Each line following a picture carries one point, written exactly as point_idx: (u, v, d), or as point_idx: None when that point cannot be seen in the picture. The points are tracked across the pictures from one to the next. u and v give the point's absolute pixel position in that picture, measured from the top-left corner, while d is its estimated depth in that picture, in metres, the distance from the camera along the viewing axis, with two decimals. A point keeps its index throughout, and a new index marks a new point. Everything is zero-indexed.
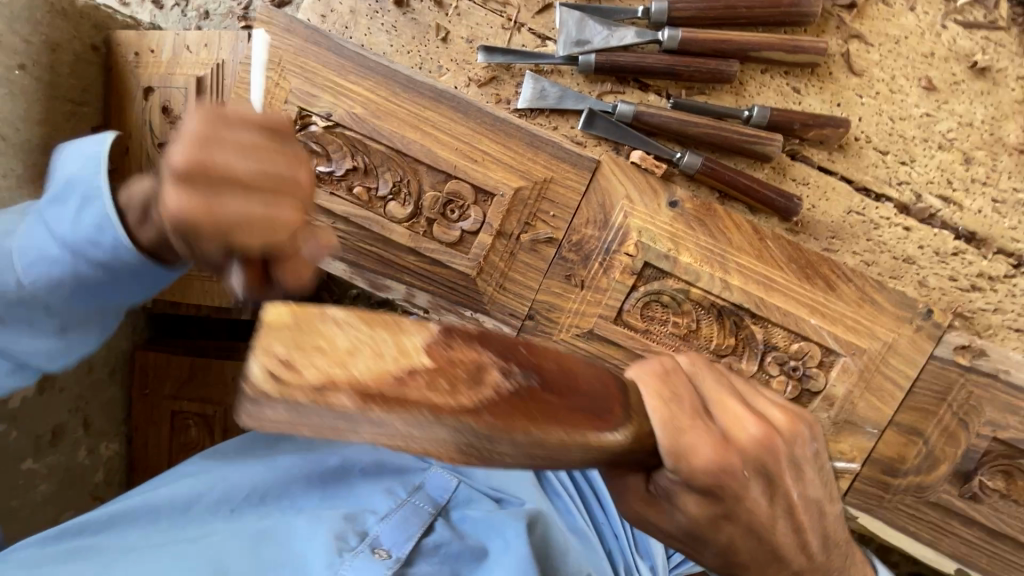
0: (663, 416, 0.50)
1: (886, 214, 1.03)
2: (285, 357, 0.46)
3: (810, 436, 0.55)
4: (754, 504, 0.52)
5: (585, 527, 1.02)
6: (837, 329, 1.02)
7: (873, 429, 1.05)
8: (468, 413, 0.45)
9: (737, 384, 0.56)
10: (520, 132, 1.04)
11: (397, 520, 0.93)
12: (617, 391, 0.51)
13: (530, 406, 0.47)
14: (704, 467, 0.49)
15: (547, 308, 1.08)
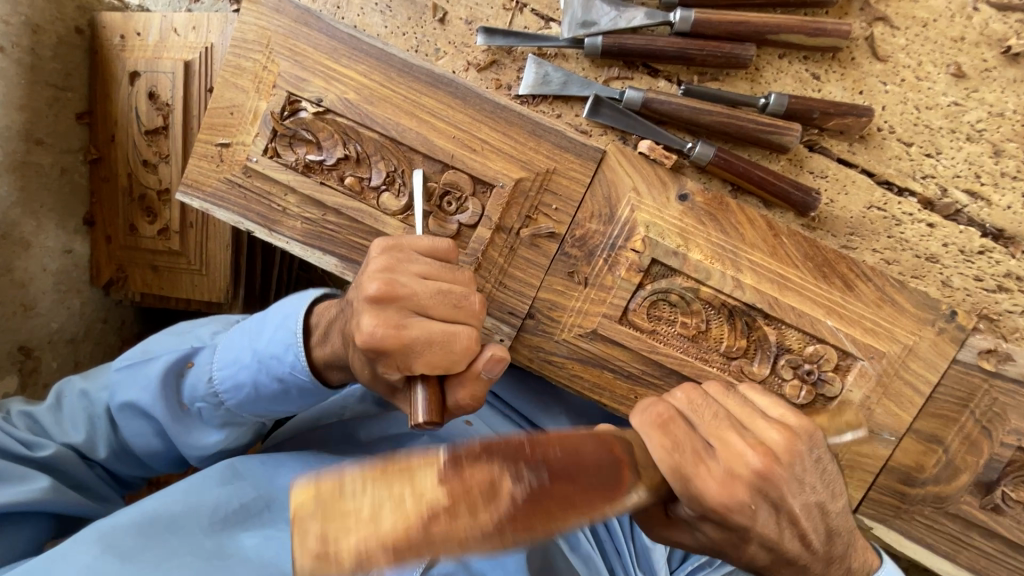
0: (666, 461, 0.59)
1: (909, 210, 0.97)
2: (320, 546, 0.46)
3: (807, 446, 0.64)
4: (773, 528, 0.63)
5: (588, 549, 1.03)
6: (854, 331, 0.97)
7: (890, 437, 1.00)
8: (494, 533, 0.48)
9: (731, 408, 0.65)
10: (521, 120, 0.98)
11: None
12: (622, 456, 0.58)
13: (548, 505, 0.51)
14: (712, 502, 0.59)
15: (548, 306, 1.03)
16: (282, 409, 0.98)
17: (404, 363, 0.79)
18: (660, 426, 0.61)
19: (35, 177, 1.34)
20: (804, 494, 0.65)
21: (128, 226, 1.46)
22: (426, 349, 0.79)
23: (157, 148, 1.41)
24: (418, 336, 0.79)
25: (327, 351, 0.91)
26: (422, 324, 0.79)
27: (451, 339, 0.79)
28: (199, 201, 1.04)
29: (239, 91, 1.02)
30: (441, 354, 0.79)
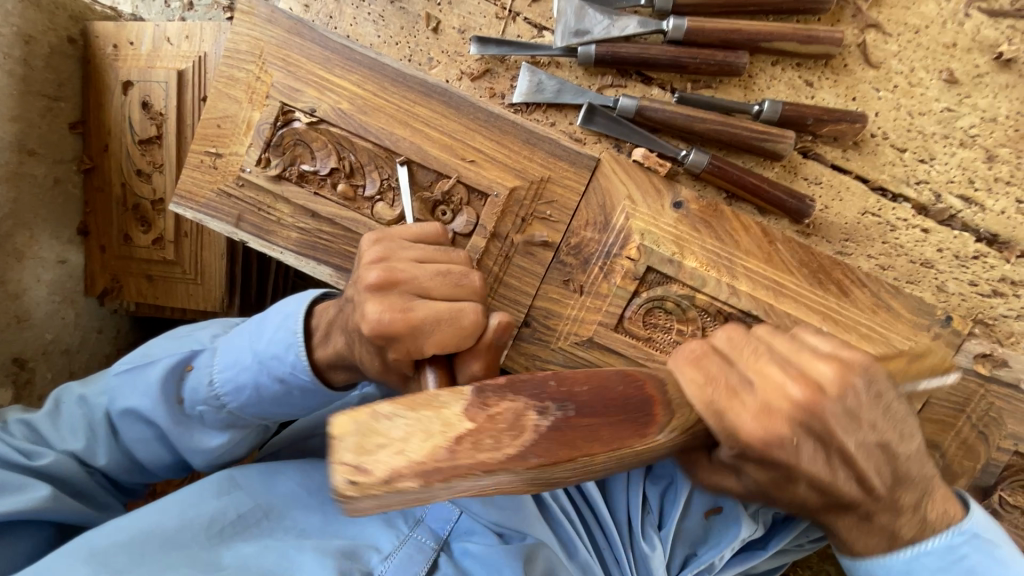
0: (699, 395, 0.61)
1: (903, 215, 0.97)
2: (355, 460, 0.49)
3: (860, 380, 0.62)
4: (823, 468, 0.63)
5: (586, 557, 1.03)
6: (850, 337, 0.96)
7: None
8: (518, 459, 0.52)
9: (773, 344, 0.64)
10: (515, 129, 0.98)
11: (402, 558, 0.94)
12: (655, 394, 0.60)
13: (572, 436, 0.54)
14: (751, 437, 0.60)
15: (544, 314, 1.02)
16: (287, 410, 0.97)
17: (414, 343, 0.76)
18: (693, 362, 0.63)
19: (28, 188, 1.33)
20: (863, 432, 0.63)
21: (123, 236, 1.45)
22: (433, 324, 0.75)
23: (151, 158, 1.41)
24: (426, 314, 0.76)
25: (331, 351, 0.90)
26: (428, 305, 0.77)
27: (459, 313, 0.77)
28: (193, 212, 1.04)
29: (232, 102, 1.01)
30: (450, 331, 0.76)
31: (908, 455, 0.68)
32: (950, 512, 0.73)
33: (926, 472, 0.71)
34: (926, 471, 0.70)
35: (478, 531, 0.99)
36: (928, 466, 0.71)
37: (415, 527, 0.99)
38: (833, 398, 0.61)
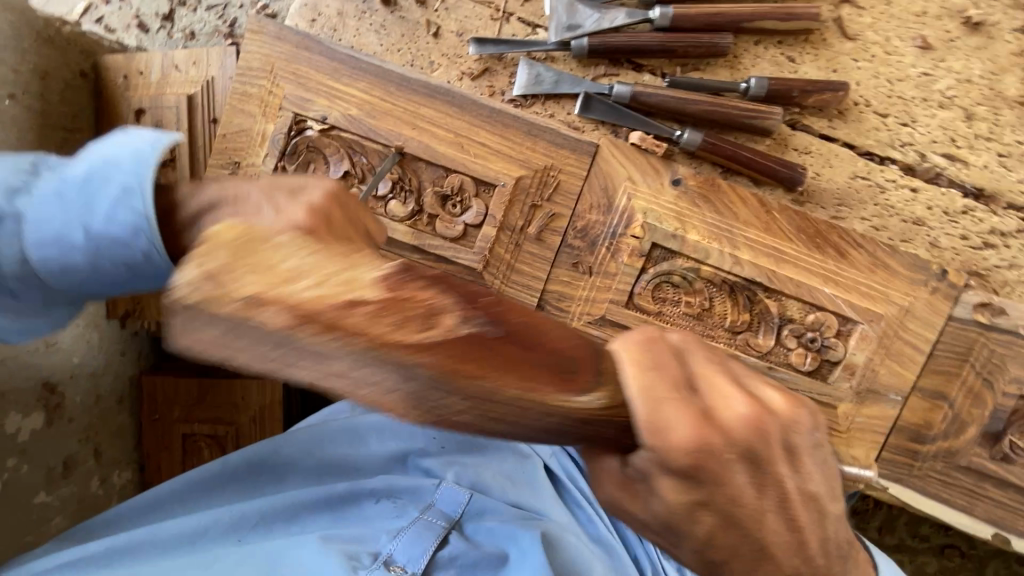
0: (642, 382, 0.45)
1: (892, 176, 1.02)
2: (209, 270, 0.41)
3: (810, 422, 0.50)
4: (746, 496, 0.47)
5: (607, 534, 1.09)
6: (852, 296, 1.01)
7: (895, 396, 1.03)
8: (417, 352, 0.41)
9: (732, 363, 0.51)
10: (516, 121, 1.03)
11: (411, 533, 0.98)
12: (586, 355, 0.48)
13: (488, 352, 0.43)
14: (678, 446, 0.44)
15: (556, 297, 1.07)
16: None
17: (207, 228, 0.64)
18: (644, 344, 0.47)
19: None
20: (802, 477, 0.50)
21: None
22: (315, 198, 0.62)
23: None
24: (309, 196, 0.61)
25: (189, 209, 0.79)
26: None
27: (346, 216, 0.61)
28: None
29: (246, 116, 1.07)
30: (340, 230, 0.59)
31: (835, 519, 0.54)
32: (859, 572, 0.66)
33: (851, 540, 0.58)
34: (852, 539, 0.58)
35: (491, 509, 1.07)
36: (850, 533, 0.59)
37: (425, 509, 1.03)
38: (780, 427, 0.48)
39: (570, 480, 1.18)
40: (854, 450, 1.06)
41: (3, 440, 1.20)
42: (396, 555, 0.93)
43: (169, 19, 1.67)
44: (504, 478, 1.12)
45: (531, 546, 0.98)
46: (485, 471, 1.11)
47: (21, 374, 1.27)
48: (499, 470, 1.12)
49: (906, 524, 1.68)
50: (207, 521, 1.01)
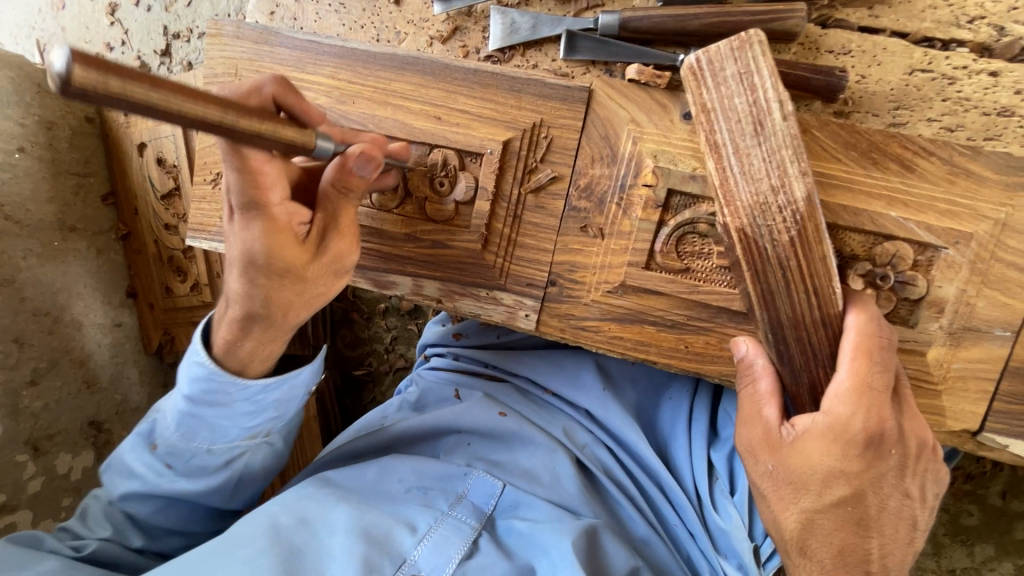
0: (777, 304, 0.75)
1: (961, 62, 0.82)
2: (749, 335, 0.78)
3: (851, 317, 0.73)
4: (796, 295, 0.74)
5: (644, 533, 1.07)
6: (927, 217, 0.82)
7: (1003, 332, 0.84)
8: (761, 304, 0.76)
9: (767, 281, 0.75)
10: (495, 79, 0.92)
11: (438, 539, 0.95)
12: (776, 311, 0.75)
13: (800, 313, 0.74)
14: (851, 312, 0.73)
15: (568, 269, 0.95)
16: (277, 409, 0.98)
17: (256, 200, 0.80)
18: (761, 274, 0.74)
19: (74, 262, 1.42)
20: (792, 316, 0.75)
21: (164, 288, 1.51)
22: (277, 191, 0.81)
23: (174, 210, 1.47)
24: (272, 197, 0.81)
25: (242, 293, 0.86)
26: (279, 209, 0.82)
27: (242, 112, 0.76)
28: (209, 243, 1.07)
29: None
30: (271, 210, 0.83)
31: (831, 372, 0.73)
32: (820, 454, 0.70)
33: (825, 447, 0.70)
34: (809, 456, 0.71)
35: (524, 506, 1.04)
36: (816, 443, 0.70)
37: (455, 506, 1.02)
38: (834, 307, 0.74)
39: (609, 474, 1.12)
40: (955, 404, 0.87)
41: (56, 481, 1.29)
42: (420, 564, 0.91)
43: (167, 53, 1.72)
44: (535, 474, 1.08)
45: (562, 556, 0.94)
46: (516, 468, 1.09)
47: (69, 417, 1.35)
48: (529, 465, 1.10)
49: None
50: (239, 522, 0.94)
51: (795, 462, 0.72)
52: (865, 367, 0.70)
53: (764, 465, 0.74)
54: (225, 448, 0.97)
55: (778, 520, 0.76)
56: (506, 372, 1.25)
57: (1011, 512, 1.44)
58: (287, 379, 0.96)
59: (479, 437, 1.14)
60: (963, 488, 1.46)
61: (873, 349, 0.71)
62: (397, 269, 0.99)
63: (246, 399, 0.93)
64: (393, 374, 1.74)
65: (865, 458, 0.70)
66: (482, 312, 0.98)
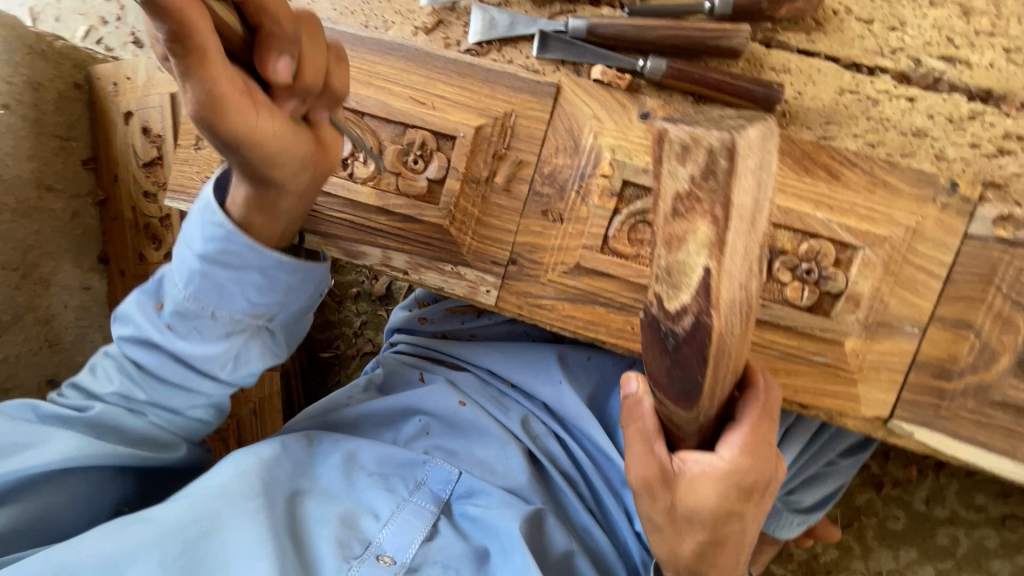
0: (756, 399, 0.84)
1: (883, 87, 0.93)
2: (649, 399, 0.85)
3: (764, 457, 0.83)
4: (766, 426, 0.84)
5: (585, 521, 1.11)
6: (849, 221, 0.92)
7: (912, 328, 0.93)
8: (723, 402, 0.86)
9: (766, 429, 0.84)
10: (472, 70, 1.00)
11: (400, 522, 0.99)
12: (757, 388, 0.85)
13: (759, 413, 0.83)
14: (760, 475, 0.84)
15: (528, 250, 1.02)
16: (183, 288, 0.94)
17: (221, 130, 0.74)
18: (761, 403, 0.84)
19: (48, 221, 1.43)
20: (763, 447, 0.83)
21: (137, 255, 1.53)
22: (218, 60, 0.68)
23: (155, 179, 1.50)
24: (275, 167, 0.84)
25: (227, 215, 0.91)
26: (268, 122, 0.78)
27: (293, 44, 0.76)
28: (187, 204, 1.10)
29: None
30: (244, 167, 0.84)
31: (762, 475, 0.84)
32: (707, 498, 0.82)
33: (708, 505, 0.83)
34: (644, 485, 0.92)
35: (480, 493, 1.09)
36: (699, 492, 0.82)
37: (415, 492, 1.06)
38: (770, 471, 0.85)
39: (553, 463, 1.15)
40: (869, 392, 0.96)
41: None
42: (384, 545, 0.95)
43: None
44: (489, 464, 1.12)
45: (513, 539, 1.00)
46: (470, 458, 1.13)
47: (27, 373, 1.35)
48: (484, 455, 1.13)
49: (957, 493, 1.52)
50: (214, 481, 0.96)
51: (686, 497, 0.83)
52: (717, 482, 0.82)
53: (662, 501, 0.84)
54: (287, 314, 0.99)
55: (675, 550, 0.88)
56: (465, 361, 1.27)
57: (934, 518, 1.53)
58: (198, 265, 0.91)
59: (439, 424, 1.18)
60: (890, 494, 1.56)
61: (770, 410, 0.85)
62: (368, 241, 1.05)
63: (223, 272, 0.92)
64: (360, 358, 1.78)
65: (741, 508, 0.85)
66: (446, 286, 1.04)
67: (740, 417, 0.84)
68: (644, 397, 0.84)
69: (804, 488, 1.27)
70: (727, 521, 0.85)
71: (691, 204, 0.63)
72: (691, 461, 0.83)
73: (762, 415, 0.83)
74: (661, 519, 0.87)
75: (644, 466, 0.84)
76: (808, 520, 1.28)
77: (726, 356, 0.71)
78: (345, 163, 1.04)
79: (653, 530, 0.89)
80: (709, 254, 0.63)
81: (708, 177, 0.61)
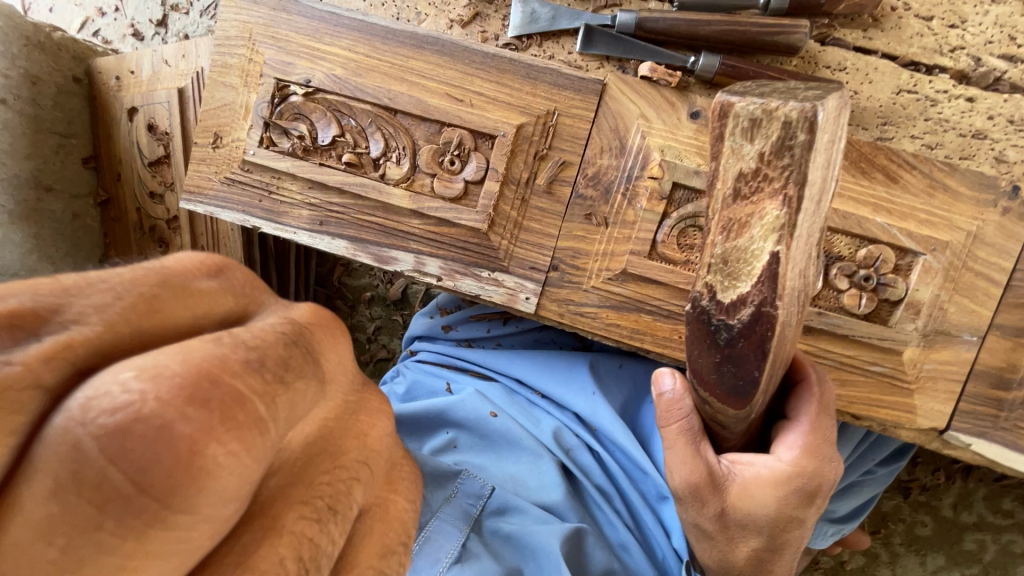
0: (812, 396, 0.79)
1: (943, 86, 0.90)
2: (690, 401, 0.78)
3: (827, 459, 0.79)
4: (825, 423, 0.79)
5: (623, 539, 1.05)
6: (909, 225, 0.88)
7: (971, 337, 0.90)
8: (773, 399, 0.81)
9: (825, 427, 0.79)
10: (513, 65, 0.95)
11: (426, 541, 0.96)
12: (811, 384, 0.79)
13: (817, 410, 0.79)
14: (823, 476, 0.79)
15: (570, 255, 0.97)
16: None
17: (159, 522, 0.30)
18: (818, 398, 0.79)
19: (48, 224, 1.36)
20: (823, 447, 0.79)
21: (143, 259, 1.47)
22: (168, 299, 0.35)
23: (161, 178, 1.42)
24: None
25: None
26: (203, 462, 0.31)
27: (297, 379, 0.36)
28: (204, 206, 1.04)
29: (228, 89, 1.02)
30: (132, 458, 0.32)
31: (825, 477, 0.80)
32: (762, 502, 0.78)
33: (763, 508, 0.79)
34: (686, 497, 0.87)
35: (512, 509, 1.03)
36: (755, 497, 0.78)
37: (444, 508, 1.01)
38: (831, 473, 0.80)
39: (587, 476, 1.09)
40: (926, 403, 0.93)
41: None
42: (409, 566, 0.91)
43: (163, 24, 1.69)
44: (520, 478, 1.08)
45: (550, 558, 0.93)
46: (500, 472, 1.09)
47: None
48: (515, 469, 1.09)
49: (985, 498, 1.50)
50: None
51: (740, 502, 0.78)
52: (775, 487, 0.77)
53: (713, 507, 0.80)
54: None
55: (727, 555, 0.86)
56: (492, 370, 1.22)
57: (962, 524, 1.52)
58: None
59: (468, 437, 1.14)
60: (918, 499, 1.54)
61: (826, 403, 0.80)
62: (400, 246, 0.99)
63: None
64: (374, 364, 1.72)
65: (800, 511, 0.81)
66: (483, 293, 0.99)
67: (794, 416, 0.80)
68: (684, 395, 0.76)
69: (842, 497, 1.23)
70: (784, 527, 0.82)
71: (758, 184, 0.51)
72: (743, 465, 0.78)
73: (820, 412, 0.79)
74: (711, 526, 0.83)
75: (689, 470, 0.77)
76: (842, 530, 1.26)
77: (784, 347, 0.59)
78: (377, 162, 0.99)
79: (703, 538, 0.86)
80: (780, 240, 0.50)
81: (782, 154, 0.49)
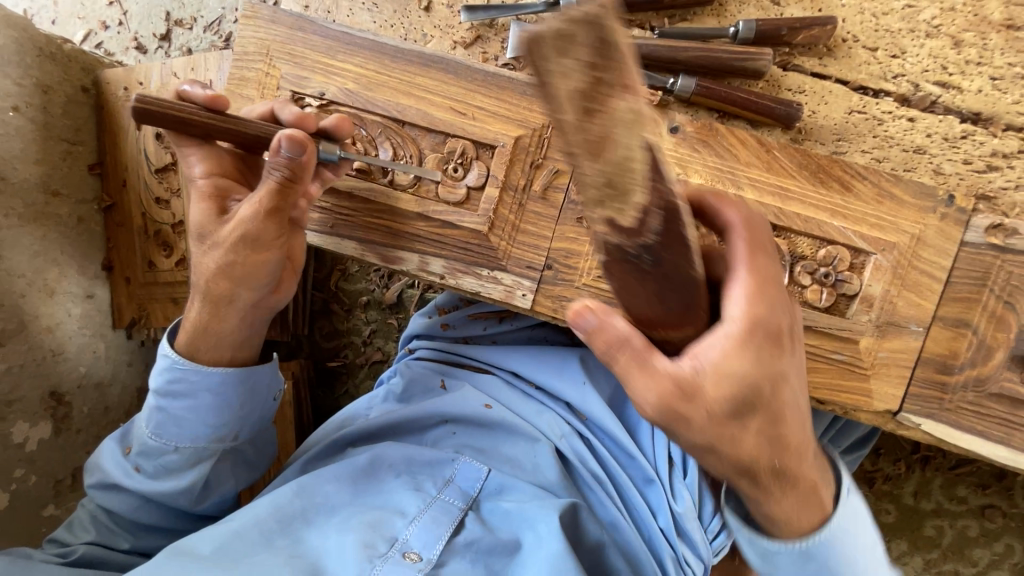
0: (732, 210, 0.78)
1: (887, 108, 1.03)
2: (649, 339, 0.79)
3: (767, 254, 0.76)
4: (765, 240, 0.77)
5: (614, 516, 1.13)
6: (862, 228, 1.00)
7: (917, 327, 1.02)
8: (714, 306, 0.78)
9: (757, 230, 0.78)
10: (511, 83, 1.05)
11: (428, 519, 1.01)
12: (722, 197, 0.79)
13: (748, 228, 0.77)
14: (783, 322, 0.75)
15: (563, 255, 1.06)
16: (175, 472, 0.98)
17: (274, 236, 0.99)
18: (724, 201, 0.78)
19: (55, 227, 1.40)
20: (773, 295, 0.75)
21: (146, 263, 1.50)
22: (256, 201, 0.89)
23: (167, 184, 1.47)
24: (268, 260, 0.94)
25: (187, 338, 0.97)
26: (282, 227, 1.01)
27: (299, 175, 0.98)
28: None
29: (245, 100, 1.09)
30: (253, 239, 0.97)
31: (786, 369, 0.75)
32: (735, 371, 0.71)
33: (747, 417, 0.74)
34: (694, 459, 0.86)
35: (508, 489, 1.11)
36: (732, 387, 0.71)
37: (443, 490, 1.08)
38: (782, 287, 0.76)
39: (581, 459, 1.16)
40: (882, 387, 1.04)
41: (10, 448, 1.23)
42: (411, 542, 0.97)
43: (166, 39, 1.76)
44: (516, 461, 1.16)
45: (545, 530, 1.01)
46: (497, 455, 1.17)
47: (30, 384, 1.30)
48: (512, 452, 1.17)
49: (941, 485, 1.63)
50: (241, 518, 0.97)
51: (709, 399, 0.71)
52: (738, 320, 0.72)
53: (696, 412, 0.72)
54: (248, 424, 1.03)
55: (739, 451, 0.77)
56: (489, 364, 1.29)
57: (921, 510, 1.64)
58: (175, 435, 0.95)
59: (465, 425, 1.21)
60: (882, 488, 1.65)
61: (761, 229, 0.78)
62: (407, 246, 1.07)
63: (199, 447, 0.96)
64: (369, 367, 1.77)
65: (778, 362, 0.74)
66: (483, 290, 1.07)
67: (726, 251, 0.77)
68: (606, 314, 0.73)
69: None
70: (773, 417, 0.76)
71: None
72: (701, 354, 0.71)
73: (752, 235, 0.76)
74: (709, 437, 0.74)
75: (646, 383, 0.72)
76: None
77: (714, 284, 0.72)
78: (387, 168, 1.07)
79: (707, 450, 0.77)
80: None
81: None
